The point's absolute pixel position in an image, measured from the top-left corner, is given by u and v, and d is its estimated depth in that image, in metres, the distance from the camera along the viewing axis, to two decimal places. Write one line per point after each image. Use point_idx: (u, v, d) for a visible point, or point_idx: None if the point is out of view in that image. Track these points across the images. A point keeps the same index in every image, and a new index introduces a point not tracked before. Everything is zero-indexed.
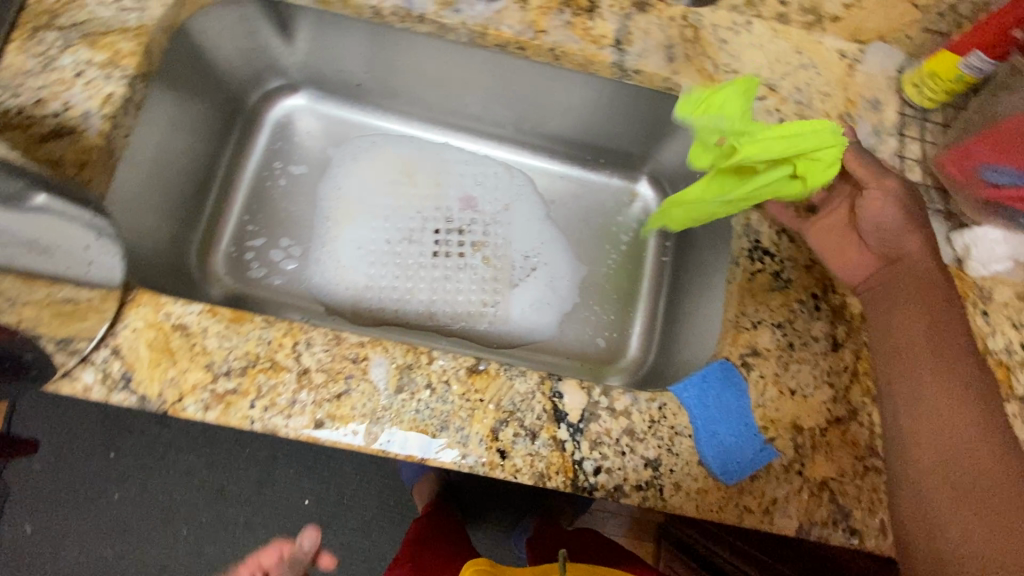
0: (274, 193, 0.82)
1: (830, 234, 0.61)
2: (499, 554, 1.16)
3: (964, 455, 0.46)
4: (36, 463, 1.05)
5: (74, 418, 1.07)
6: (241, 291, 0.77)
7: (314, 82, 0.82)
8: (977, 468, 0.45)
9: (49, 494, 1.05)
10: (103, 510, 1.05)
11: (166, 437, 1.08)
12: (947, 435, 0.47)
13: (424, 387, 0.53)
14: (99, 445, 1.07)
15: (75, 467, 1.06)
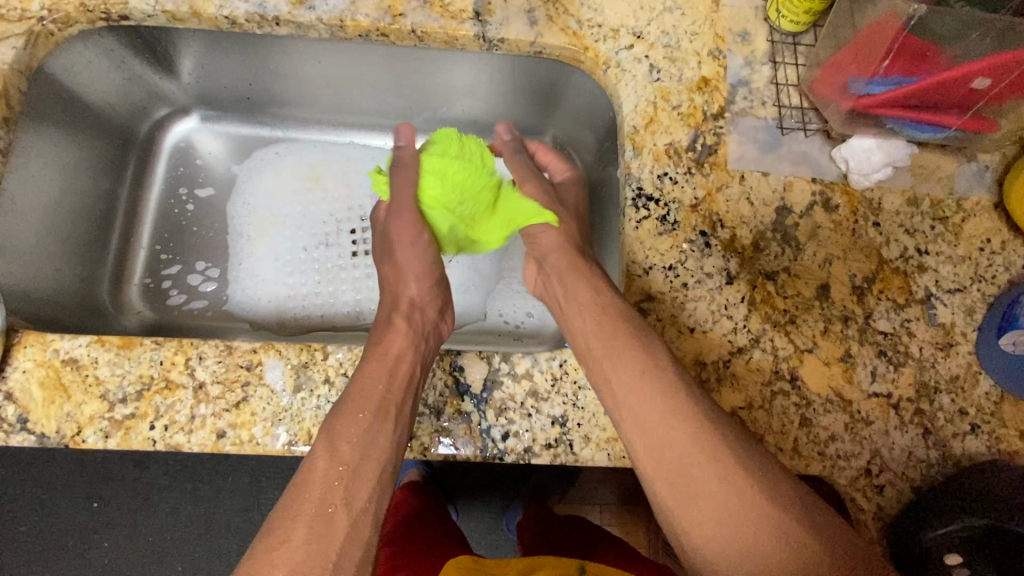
0: (184, 219, 0.82)
1: (712, 170, 0.62)
2: (493, 541, 1.16)
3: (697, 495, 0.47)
4: (21, 526, 1.05)
5: (53, 475, 1.07)
6: (162, 321, 0.77)
7: (204, 103, 0.81)
8: (714, 507, 0.46)
9: (38, 553, 1.04)
10: (95, 559, 1.05)
11: (146, 479, 1.08)
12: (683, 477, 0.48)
13: (323, 383, 0.53)
14: (82, 496, 1.07)
15: (61, 522, 1.06)
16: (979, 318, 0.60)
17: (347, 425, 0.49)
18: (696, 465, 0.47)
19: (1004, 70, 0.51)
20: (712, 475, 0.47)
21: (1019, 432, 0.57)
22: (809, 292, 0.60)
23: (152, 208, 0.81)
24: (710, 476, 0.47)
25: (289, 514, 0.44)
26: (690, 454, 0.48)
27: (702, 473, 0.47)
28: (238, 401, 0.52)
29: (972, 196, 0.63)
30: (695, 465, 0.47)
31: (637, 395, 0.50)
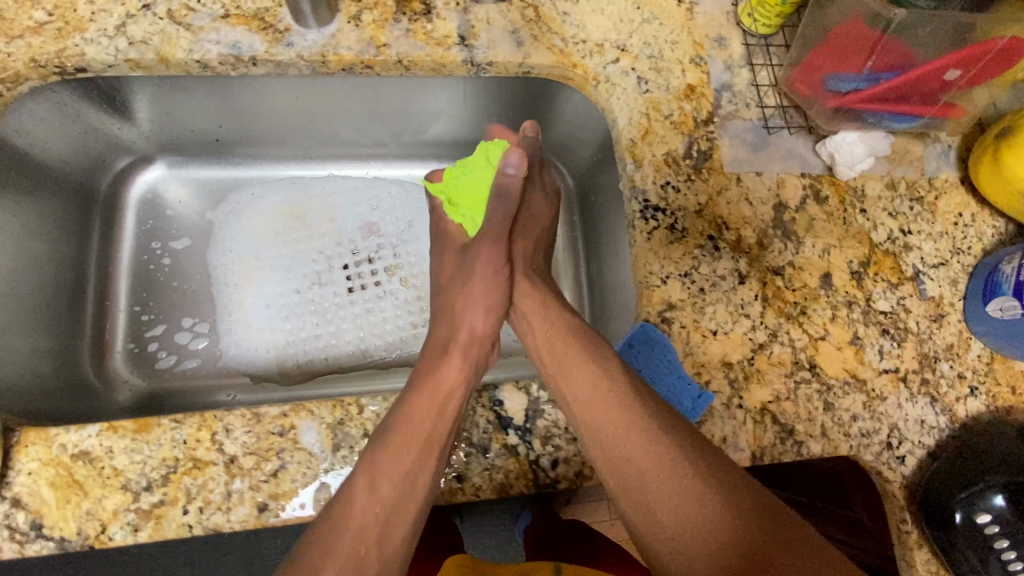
0: (161, 275, 0.76)
1: (710, 175, 0.64)
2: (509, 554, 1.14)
3: (653, 497, 0.47)
4: None
5: None
6: (155, 388, 0.72)
7: (169, 149, 0.75)
8: (671, 506, 0.46)
9: None
10: None
11: None
12: (637, 483, 0.48)
13: (362, 438, 0.52)
14: None
15: None
16: (962, 287, 0.65)
17: (391, 460, 0.49)
18: (648, 467, 0.48)
19: (974, 63, 0.55)
20: (667, 473, 0.47)
21: (1009, 386, 0.63)
22: (814, 282, 0.63)
23: (126, 267, 0.75)
24: (663, 478, 0.47)
25: (322, 537, 0.46)
26: (663, 480, 0.47)
27: (655, 475, 0.48)
28: (276, 470, 0.50)
29: (942, 174, 0.68)
30: (650, 467, 0.48)
31: (588, 403, 0.51)
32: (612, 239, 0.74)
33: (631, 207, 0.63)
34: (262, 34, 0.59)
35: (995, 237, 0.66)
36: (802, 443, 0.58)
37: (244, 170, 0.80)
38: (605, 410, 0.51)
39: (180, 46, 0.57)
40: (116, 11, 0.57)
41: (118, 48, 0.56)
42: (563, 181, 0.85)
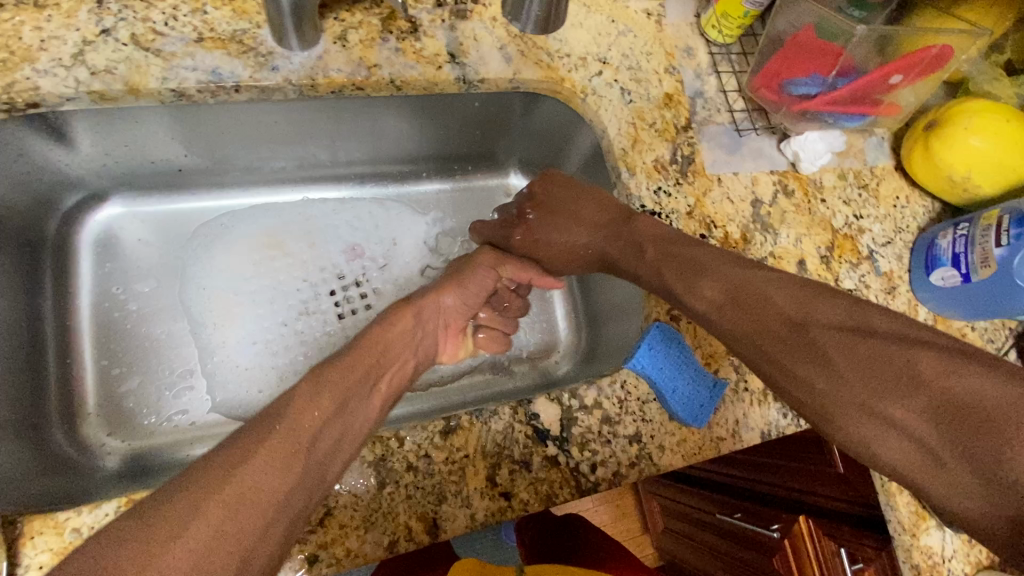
0: (128, 323, 0.69)
1: (695, 177, 0.68)
2: None
3: (766, 341, 0.50)
4: None
5: None
6: (139, 447, 0.66)
7: (125, 184, 0.69)
8: (787, 346, 0.49)
9: None
10: None
11: None
12: (745, 333, 0.51)
13: (406, 470, 0.51)
14: None
15: None
16: (907, 260, 0.75)
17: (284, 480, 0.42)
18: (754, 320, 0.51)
19: (911, 66, 0.64)
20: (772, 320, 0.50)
21: None
22: (792, 269, 0.69)
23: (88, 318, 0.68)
24: (803, 336, 0.48)
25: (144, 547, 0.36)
26: (778, 330, 0.49)
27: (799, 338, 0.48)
28: (322, 518, 0.48)
29: (880, 163, 0.77)
30: (790, 351, 0.48)
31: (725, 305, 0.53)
32: None
33: None
34: (243, 58, 0.55)
35: (926, 215, 0.77)
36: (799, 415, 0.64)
37: (212, 202, 0.75)
38: (742, 309, 0.52)
39: (153, 75, 0.53)
40: (71, 38, 0.52)
41: (79, 79, 0.52)
42: None
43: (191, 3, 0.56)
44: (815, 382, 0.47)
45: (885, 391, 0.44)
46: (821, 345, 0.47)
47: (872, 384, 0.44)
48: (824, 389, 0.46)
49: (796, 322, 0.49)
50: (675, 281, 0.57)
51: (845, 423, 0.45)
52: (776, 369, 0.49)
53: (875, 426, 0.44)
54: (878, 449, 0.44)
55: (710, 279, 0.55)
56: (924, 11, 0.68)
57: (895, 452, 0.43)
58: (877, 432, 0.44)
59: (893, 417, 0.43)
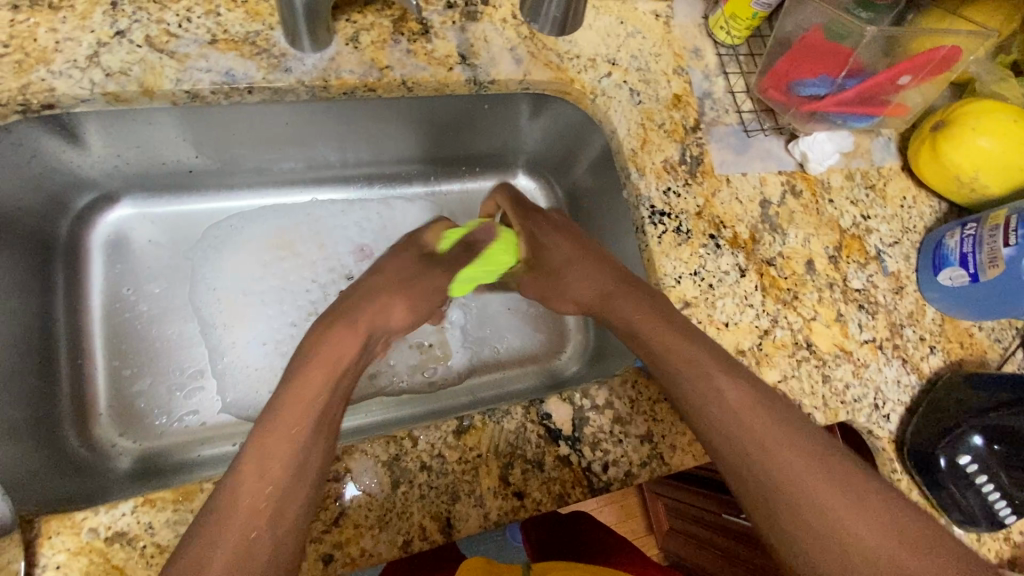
0: (139, 323, 0.70)
1: (703, 178, 0.69)
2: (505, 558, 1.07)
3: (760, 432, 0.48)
4: None
5: None
6: (150, 447, 0.66)
7: (136, 185, 0.69)
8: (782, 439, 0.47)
9: None
10: None
11: None
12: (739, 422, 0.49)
13: (420, 469, 0.51)
14: None
15: None
16: (914, 261, 0.75)
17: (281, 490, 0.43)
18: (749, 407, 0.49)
19: (919, 68, 0.64)
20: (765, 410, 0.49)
21: (958, 341, 0.73)
22: (801, 269, 0.70)
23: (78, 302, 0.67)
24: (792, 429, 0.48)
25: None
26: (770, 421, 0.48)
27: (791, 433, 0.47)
28: (337, 518, 0.48)
29: (887, 163, 0.78)
30: (770, 426, 0.48)
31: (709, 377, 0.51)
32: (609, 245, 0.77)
33: (638, 214, 0.66)
34: (256, 59, 0.56)
35: (933, 215, 0.77)
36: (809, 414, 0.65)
37: (222, 202, 0.75)
38: (723, 379, 0.51)
39: (167, 76, 0.53)
40: (85, 39, 0.53)
41: (93, 80, 0.52)
42: (552, 191, 0.87)
43: (205, 5, 0.56)
44: (791, 462, 0.46)
45: (792, 523, 0.44)
46: (799, 425, 0.48)
47: (843, 497, 0.44)
48: (787, 484, 0.45)
49: (731, 434, 0.48)
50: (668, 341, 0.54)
51: (790, 531, 0.44)
52: (752, 443, 0.47)
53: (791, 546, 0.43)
54: (858, 538, 0.43)
55: (690, 353, 0.53)
56: (931, 12, 0.68)
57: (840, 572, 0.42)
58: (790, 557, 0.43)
59: (796, 543, 0.43)
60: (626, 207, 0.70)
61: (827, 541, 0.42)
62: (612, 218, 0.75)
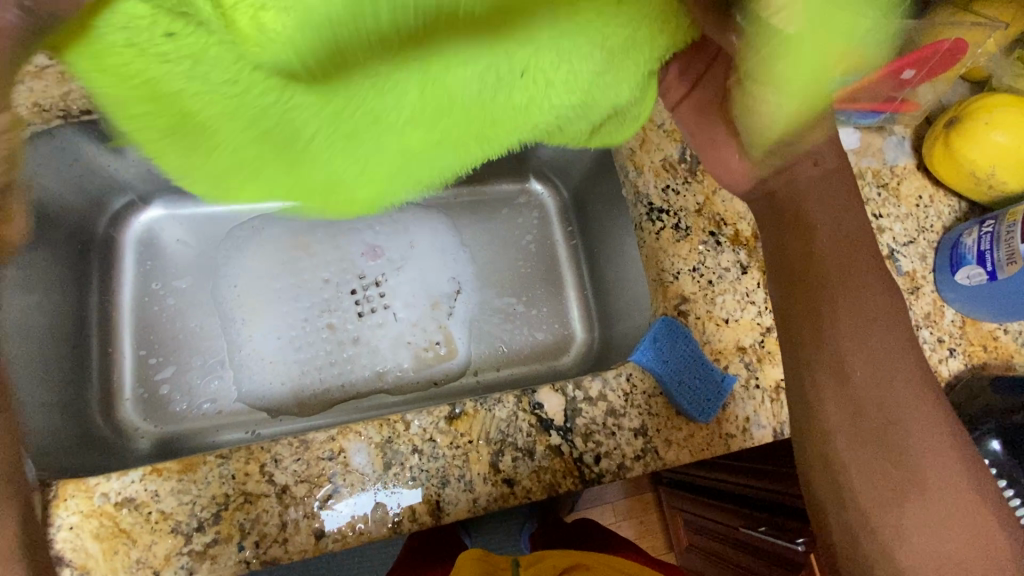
0: (165, 316, 0.74)
1: (704, 176, 0.69)
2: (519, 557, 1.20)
3: (870, 383, 0.45)
4: None
5: None
6: (169, 432, 0.70)
7: (167, 188, 0.75)
8: (869, 392, 0.45)
9: None
10: None
11: None
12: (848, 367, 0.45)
13: (412, 453, 0.52)
14: None
15: None
16: (931, 261, 0.73)
17: None
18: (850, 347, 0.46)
19: (924, 61, 0.63)
20: (871, 347, 0.46)
21: (981, 344, 0.71)
22: None
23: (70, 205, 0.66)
24: (875, 371, 0.45)
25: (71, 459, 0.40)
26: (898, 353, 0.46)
27: (901, 363, 0.46)
28: (329, 495, 0.50)
29: (901, 162, 0.76)
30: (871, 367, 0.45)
31: (839, 254, 0.47)
32: (613, 245, 0.78)
33: (637, 211, 0.67)
34: None
35: (951, 214, 0.75)
36: None
37: (245, 204, 0.81)
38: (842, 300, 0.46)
39: None
40: None
41: None
42: (560, 193, 0.88)
43: None
44: (862, 376, 0.45)
45: (886, 381, 0.45)
46: (889, 369, 0.45)
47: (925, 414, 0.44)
48: (888, 354, 0.46)
49: (854, 308, 0.46)
50: (825, 280, 0.47)
51: (829, 404, 0.46)
52: (842, 380, 0.46)
53: (836, 426, 0.45)
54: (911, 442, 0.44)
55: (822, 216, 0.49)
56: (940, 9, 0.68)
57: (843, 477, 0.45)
58: (824, 426, 0.46)
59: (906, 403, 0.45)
60: (627, 204, 0.71)
61: (884, 432, 0.44)
62: (615, 218, 0.76)
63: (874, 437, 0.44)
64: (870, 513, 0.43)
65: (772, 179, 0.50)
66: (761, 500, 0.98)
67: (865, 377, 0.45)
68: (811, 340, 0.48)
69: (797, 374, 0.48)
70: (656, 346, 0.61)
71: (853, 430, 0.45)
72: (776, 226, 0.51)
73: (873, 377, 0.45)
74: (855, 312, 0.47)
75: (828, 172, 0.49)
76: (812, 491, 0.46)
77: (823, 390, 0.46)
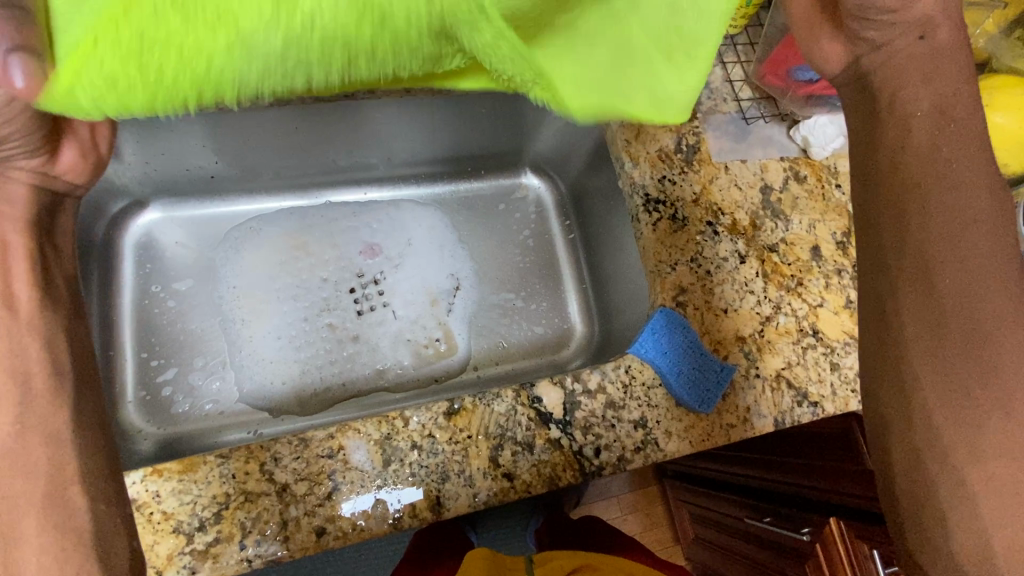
0: (165, 319, 0.75)
1: (700, 166, 0.69)
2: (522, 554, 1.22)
3: (960, 289, 0.40)
4: None
5: None
6: (172, 433, 0.70)
7: (164, 192, 0.75)
8: (956, 297, 0.40)
9: None
10: None
11: None
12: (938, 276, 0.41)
13: (411, 449, 0.52)
14: None
15: None
16: None
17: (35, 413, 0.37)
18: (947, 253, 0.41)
19: None
20: (968, 252, 0.40)
21: None
22: (806, 255, 0.68)
23: None
24: (969, 280, 0.40)
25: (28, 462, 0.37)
26: (992, 261, 0.40)
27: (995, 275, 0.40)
28: (329, 493, 0.50)
29: None
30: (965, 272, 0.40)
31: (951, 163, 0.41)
32: (612, 237, 0.77)
33: (633, 202, 0.67)
34: None
35: None
36: (818, 404, 0.62)
37: (242, 206, 0.81)
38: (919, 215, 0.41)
39: None
40: None
41: None
42: (557, 187, 0.88)
43: None
44: (950, 286, 0.40)
45: (978, 296, 0.40)
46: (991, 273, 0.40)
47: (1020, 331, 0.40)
48: (991, 270, 0.40)
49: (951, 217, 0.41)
50: (914, 186, 0.42)
51: (908, 311, 0.42)
52: (928, 292, 0.41)
53: (916, 332, 0.41)
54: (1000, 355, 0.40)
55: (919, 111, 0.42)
56: None
57: (912, 387, 0.41)
58: (897, 334, 0.42)
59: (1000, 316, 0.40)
60: (623, 196, 0.71)
61: (962, 350, 0.40)
62: (613, 209, 0.75)
63: (965, 348, 0.40)
64: (948, 434, 0.40)
65: (867, 57, 0.43)
66: (767, 491, 0.98)
67: (959, 281, 0.40)
68: (893, 244, 0.43)
69: (877, 281, 0.44)
70: (658, 339, 0.60)
71: (933, 342, 0.41)
72: (869, 115, 0.45)
73: (970, 284, 0.40)
74: (942, 216, 0.41)
75: (939, 48, 0.41)
76: (877, 398, 0.44)
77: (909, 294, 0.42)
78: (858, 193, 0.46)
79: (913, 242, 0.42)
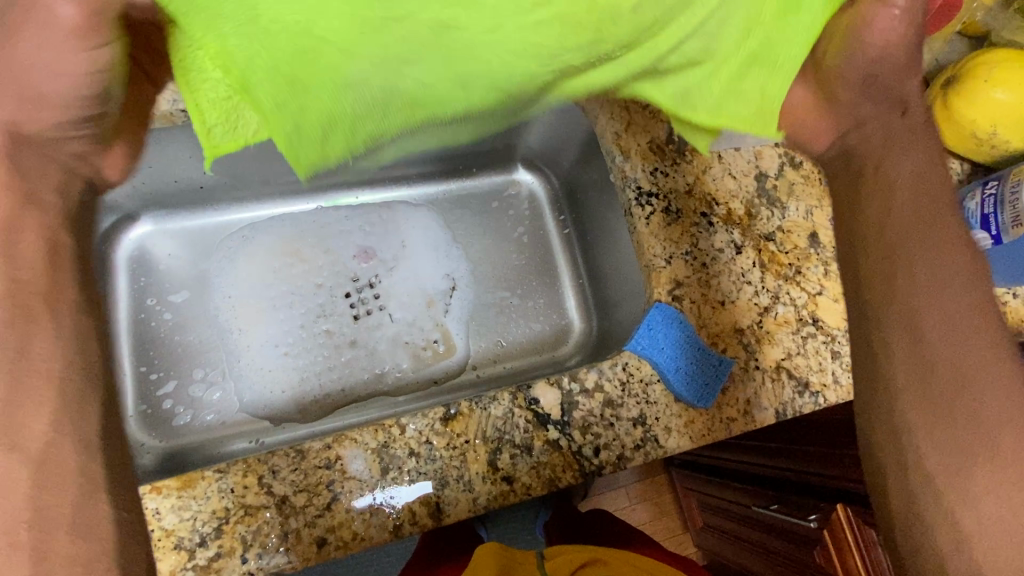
0: (162, 331, 0.75)
1: (693, 156, 0.67)
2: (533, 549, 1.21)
3: (942, 346, 0.41)
4: None
5: None
6: (175, 445, 0.71)
7: (153, 204, 0.75)
8: (942, 352, 0.41)
9: None
10: None
11: None
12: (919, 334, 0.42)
13: (408, 456, 0.52)
14: None
15: None
16: None
17: None
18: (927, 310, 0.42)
19: None
20: (947, 312, 0.42)
21: None
22: (804, 242, 0.67)
23: None
24: (946, 339, 0.41)
25: None
26: (967, 320, 0.41)
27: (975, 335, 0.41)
28: (329, 503, 0.50)
29: None
30: (941, 328, 0.41)
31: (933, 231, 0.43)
32: (606, 231, 0.77)
33: (625, 196, 0.66)
34: None
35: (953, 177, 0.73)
36: (819, 394, 0.62)
37: (233, 214, 0.80)
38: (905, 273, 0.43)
39: (164, 98, 0.58)
40: None
41: None
42: (550, 181, 0.87)
43: None
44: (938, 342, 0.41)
45: (962, 357, 0.41)
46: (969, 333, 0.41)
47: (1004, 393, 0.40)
48: (971, 338, 0.41)
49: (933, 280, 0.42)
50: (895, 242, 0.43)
51: (896, 360, 0.42)
52: (909, 348, 0.42)
53: (899, 389, 0.42)
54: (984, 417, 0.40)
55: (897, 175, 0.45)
56: None
57: (893, 436, 0.42)
58: (886, 386, 0.43)
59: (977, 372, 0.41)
60: (615, 190, 0.70)
61: (942, 408, 0.41)
62: (607, 203, 0.74)
63: (933, 405, 0.41)
64: (941, 483, 0.40)
65: (851, 133, 0.46)
66: (774, 478, 0.97)
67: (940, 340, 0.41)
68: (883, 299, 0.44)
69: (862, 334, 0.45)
70: (653, 333, 0.60)
71: (916, 394, 0.42)
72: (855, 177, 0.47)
73: (947, 343, 0.41)
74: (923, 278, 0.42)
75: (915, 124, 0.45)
76: (875, 448, 0.44)
77: (895, 348, 0.43)
78: (844, 249, 0.47)
79: (900, 301, 0.43)
